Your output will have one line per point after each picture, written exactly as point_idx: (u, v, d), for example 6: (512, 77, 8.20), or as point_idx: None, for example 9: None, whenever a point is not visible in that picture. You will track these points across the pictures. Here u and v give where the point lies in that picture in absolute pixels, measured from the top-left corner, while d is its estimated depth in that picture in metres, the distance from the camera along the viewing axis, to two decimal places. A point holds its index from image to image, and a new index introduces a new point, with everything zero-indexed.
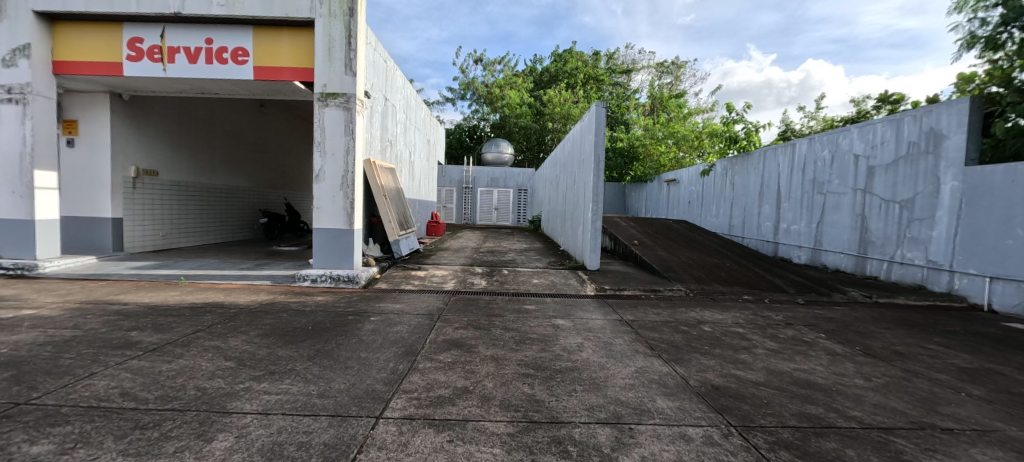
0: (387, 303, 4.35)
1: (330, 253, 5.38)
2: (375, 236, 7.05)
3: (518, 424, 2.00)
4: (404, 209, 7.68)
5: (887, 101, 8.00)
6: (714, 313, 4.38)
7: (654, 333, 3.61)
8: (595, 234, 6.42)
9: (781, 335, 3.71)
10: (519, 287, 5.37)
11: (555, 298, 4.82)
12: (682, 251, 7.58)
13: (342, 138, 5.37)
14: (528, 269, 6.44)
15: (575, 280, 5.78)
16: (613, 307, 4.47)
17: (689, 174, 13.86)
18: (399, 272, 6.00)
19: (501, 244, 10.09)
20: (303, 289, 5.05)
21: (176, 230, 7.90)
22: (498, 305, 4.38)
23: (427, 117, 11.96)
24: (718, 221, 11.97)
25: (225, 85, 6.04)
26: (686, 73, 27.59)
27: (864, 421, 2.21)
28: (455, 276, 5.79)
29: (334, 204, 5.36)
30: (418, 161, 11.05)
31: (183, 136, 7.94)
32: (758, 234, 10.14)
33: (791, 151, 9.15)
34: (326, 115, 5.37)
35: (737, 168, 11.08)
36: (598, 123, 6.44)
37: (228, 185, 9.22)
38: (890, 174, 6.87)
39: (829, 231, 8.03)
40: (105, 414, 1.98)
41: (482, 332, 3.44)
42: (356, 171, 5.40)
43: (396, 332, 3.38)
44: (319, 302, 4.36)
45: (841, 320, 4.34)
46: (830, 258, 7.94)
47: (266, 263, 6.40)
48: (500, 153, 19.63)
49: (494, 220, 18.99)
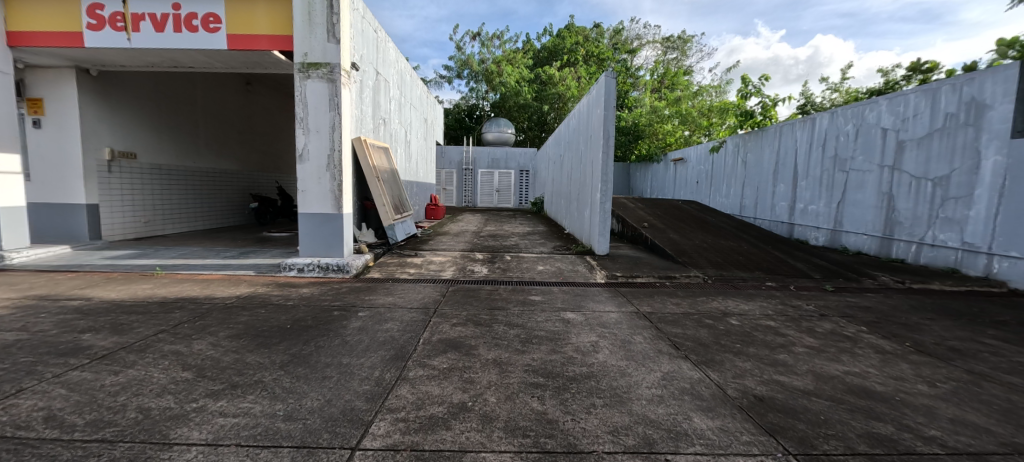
0: (378, 295, 3.94)
1: (318, 240, 4.96)
2: (370, 221, 6.59)
3: (527, 456, 1.60)
4: (400, 193, 7.21)
5: (919, 70, 7.38)
6: (739, 304, 3.97)
7: (676, 329, 3.20)
8: (604, 217, 5.95)
9: (819, 330, 3.30)
10: (523, 275, 4.95)
11: (563, 287, 4.40)
12: (696, 234, 7.14)
13: (327, 114, 4.85)
14: (532, 255, 6.01)
15: (584, 266, 5.36)
16: (627, 297, 4.06)
17: (698, 152, 13.29)
18: (395, 259, 5.59)
19: (503, 227, 9.65)
20: (289, 279, 4.64)
21: (160, 217, 7.46)
22: (501, 296, 3.97)
23: (425, 93, 11.38)
24: (729, 202, 11.50)
25: (199, 57, 5.50)
26: (693, 48, 26.46)
27: (948, 444, 1.81)
28: (454, 263, 5.39)
29: (320, 187, 4.89)
30: (415, 141, 10.50)
31: (162, 115, 7.43)
32: (772, 215, 9.68)
33: (811, 126, 8.57)
34: (309, 89, 4.84)
35: (751, 145, 10.52)
36: (608, 95, 5.87)
37: (215, 168, 8.76)
38: (923, 148, 6.35)
39: (850, 211, 7.58)
40: (14, 449, 1.59)
41: (483, 330, 3.04)
42: (343, 150, 4.91)
43: (386, 331, 2.98)
44: (304, 295, 3.96)
45: (879, 310, 3.94)
46: (851, 239, 7.51)
47: (252, 250, 5.99)
48: (500, 133, 18.95)
49: (495, 202, 18.55)
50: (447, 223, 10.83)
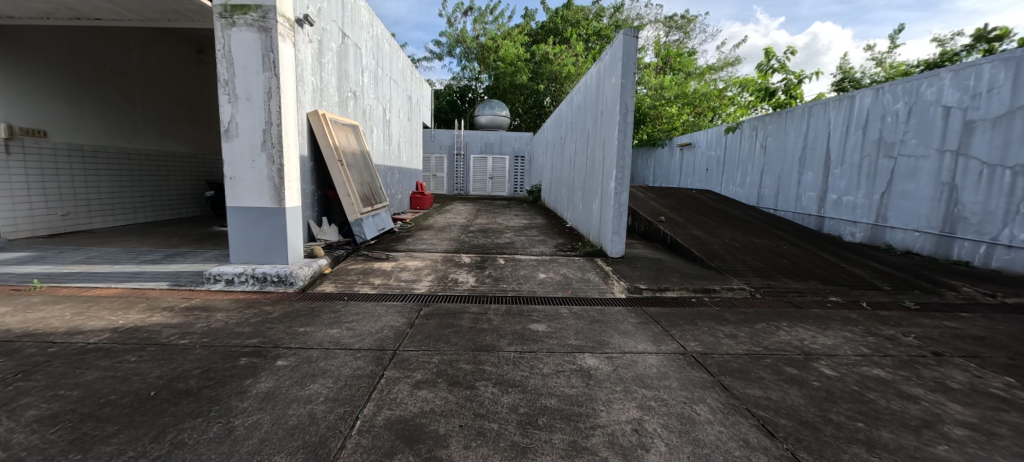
0: (321, 323, 2.83)
1: (254, 242, 3.79)
2: (334, 214, 5.46)
3: None
4: (373, 180, 6.05)
5: (984, 38, 6.20)
6: (815, 337, 2.90)
7: (753, 389, 2.13)
8: (619, 213, 4.81)
9: (953, 386, 2.27)
10: (519, 287, 3.85)
11: (574, 308, 3.31)
12: (723, 230, 6.07)
13: (259, 75, 3.57)
14: (531, 257, 4.91)
15: (596, 273, 4.27)
16: (663, 325, 2.98)
17: (708, 135, 12.19)
18: (359, 263, 4.45)
19: (496, 219, 8.53)
20: (210, 295, 3.49)
21: (85, 207, 6.08)
22: (490, 325, 2.88)
23: (407, 66, 10.04)
24: (744, 191, 10.47)
25: (100, 4, 4.21)
26: (695, 29, 25.02)
27: None
28: (433, 270, 4.29)
29: (255, 173, 3.69)
30: (397, 121, 9.23)
31: (85, 83, 6.06)
32: (797, 206, 8.67)
33: (849, 105, 7.47)
34: (233, 40, 3.53)
35: (772, 127, 9.42)
36: (627, 58, 4.66)
37: (162, 149, 7.34)
38: (1001, 130, 5.30)
39: (897, 203, 6.57)
40: None
41: (461, 396, 1.96)
42: (284, 124, 3.67)
43: (306, 403, 1.86)
44: (215, 323, 2.82)
45: (1001, 344, 2.92)
46: (899, 236, 6.54)
47: (184, 250, 4.80)
48: (495, 116, 17.63)
49: (489, 190, 17.40)
50: (433, 214, 9.70)
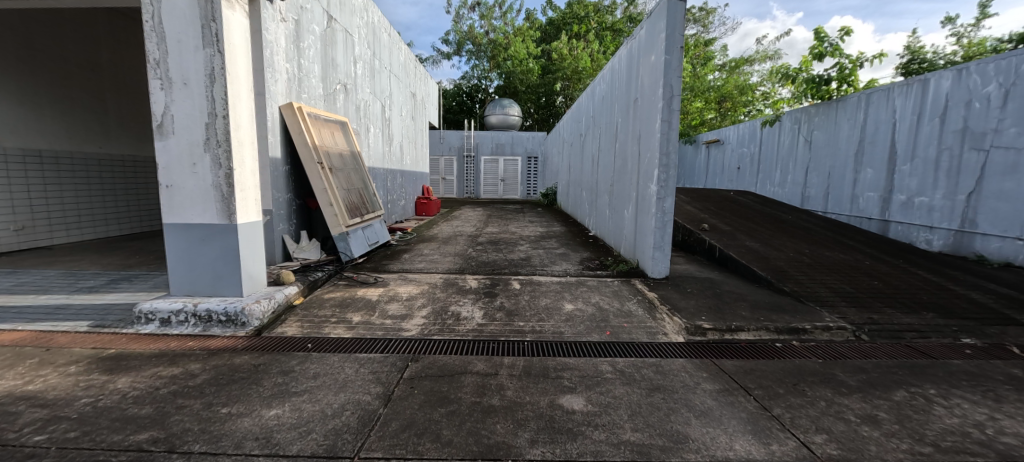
0: (259, 397, 1.96)
1: (199, 268, 2.96)
2: (317, 227, 4.64)
3: None
4: (365, 185, 5.22)
5: None
6: (1001, 421, 1.86)
7: None
8: (663, 224, 3.85)
9: None
10: (541, 325, 2.92)
11: (619, 364, 2.37)
12: (782, 241, 5.02)
13: (198, 52, 2.72)
14: (553, 279, 3.98)
15: (638, 303, 3.32)
16: (758, 398, 2.01)
17: (739, 131, 11.10)
18: (339, 291, 3.57)
19: (508, 227, 7.64)
20: (134, 341, 2.65)
21: (45, 220, 5.37)
22: (502, 399, 1.97)
23: (411, 61, 9.22)
24: (785, 191, 9.37)
25: None
26: (714, 21, 23.72)
27: None
28: (430, 299, 3.39)
29: (197, 180, 2.85)
30: (399, 119, 8.44)
31: (45, 80, 5.37)
32: (851, 209, 7.56)
33: (921, 91, 6.35)
34: (165, 7, 2.70)
35: (818, 119, 8.31)
36: (671, 29, 3.69)
37: (139, 155, 6.69)
38: None
39: (991, 205, 5.44)
40: None
41: None
42: (234, 116, 2.83)
43: None
44: (104, 397, 1.95)
45: None
46: (994, 245, 5.42)
47: (135, 274, 3.99)
48: (506, 115, 16.71)
49: (500, 193, 16.58)
50: (439, 221, 8.85)
